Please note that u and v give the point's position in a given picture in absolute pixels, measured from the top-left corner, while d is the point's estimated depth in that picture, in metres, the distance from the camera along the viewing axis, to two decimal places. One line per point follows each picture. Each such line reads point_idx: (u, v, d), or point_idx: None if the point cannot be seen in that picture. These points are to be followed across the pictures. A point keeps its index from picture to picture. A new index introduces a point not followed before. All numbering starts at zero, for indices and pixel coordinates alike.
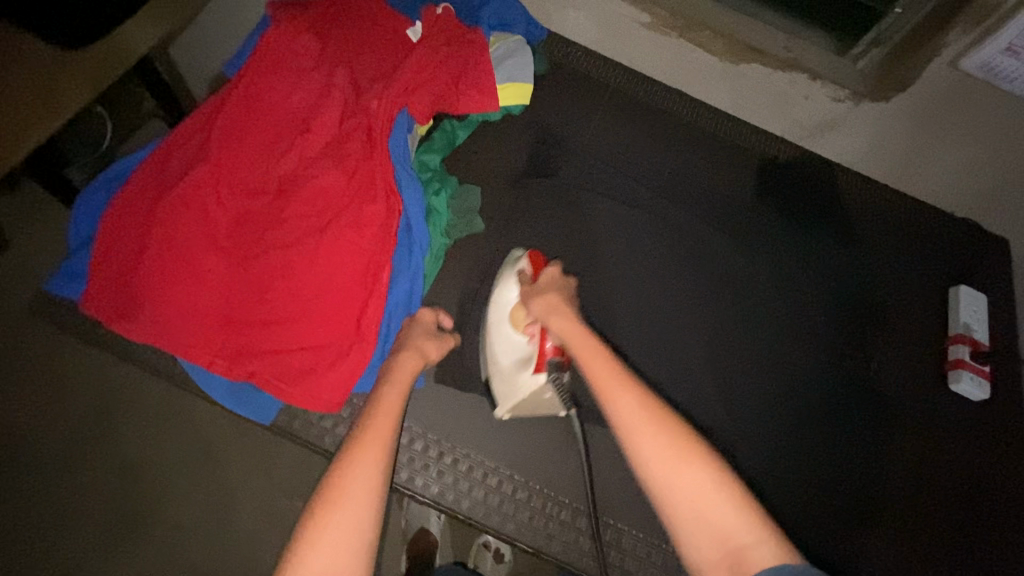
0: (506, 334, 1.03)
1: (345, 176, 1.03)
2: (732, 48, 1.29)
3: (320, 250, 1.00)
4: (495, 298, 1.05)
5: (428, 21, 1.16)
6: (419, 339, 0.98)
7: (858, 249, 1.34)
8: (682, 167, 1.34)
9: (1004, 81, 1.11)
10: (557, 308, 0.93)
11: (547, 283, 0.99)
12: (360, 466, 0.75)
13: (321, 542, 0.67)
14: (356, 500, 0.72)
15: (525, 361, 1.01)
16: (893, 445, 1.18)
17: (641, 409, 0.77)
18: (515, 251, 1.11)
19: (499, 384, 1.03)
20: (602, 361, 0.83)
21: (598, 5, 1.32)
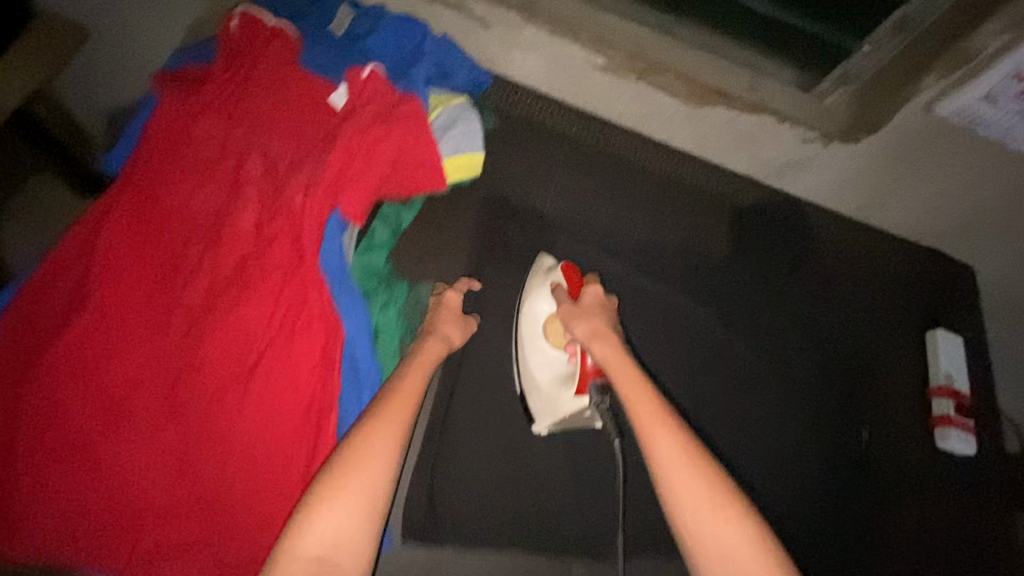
0: (541, 348, 0.98)
1: (271, 298, 0.86)
2: (696, 91, 1.18)
3: (248, 400, 0.82)
4: (525, 309, 1.00)
5: (354, 88, 0.99)
6: (447, 323, 0.93)
7: (837, 300, 1.24)
8: (650, 222, 1.23)
9: (976, 125, 1.07)
10: (602, 331, 0.90)
11: (590, 303, 0.94)
12: (378, 445, 0.74)
13: (333, 510, 0.69)
14: (369, 476, 0.71)
15: (566, 379, 0.96)
16: (892, 513, 1.08)
17: (673, 454, 0.77)
18: (544, 258, 1.05)
19: (539, 401, 0.97)
20: (645, 399, 0.82)
21: (548, 49, 1.18)
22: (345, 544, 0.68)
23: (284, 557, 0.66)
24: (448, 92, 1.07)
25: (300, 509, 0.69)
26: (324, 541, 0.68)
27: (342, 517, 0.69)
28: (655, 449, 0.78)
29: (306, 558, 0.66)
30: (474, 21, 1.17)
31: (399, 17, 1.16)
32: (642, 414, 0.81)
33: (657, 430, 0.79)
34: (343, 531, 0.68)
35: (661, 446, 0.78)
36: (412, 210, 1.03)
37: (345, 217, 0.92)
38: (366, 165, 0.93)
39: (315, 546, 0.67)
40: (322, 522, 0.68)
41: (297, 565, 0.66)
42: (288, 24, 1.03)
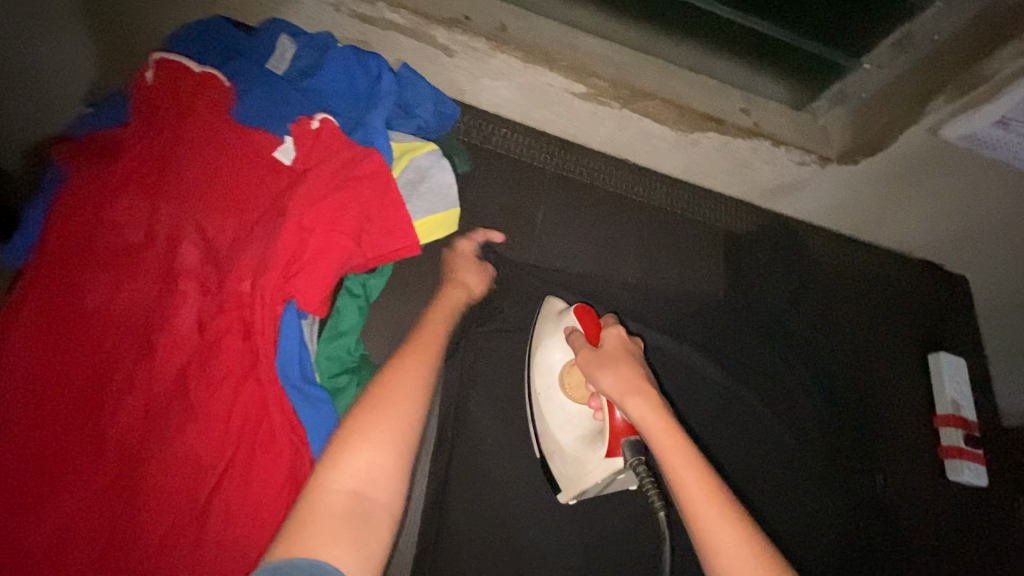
0: (560, 404, 0.89)
1: (219, 417, 0.71)
2: (684, 117, 1.07)
3: (199, 553, 0.64)
4: (537, 361, 0.91)
5: (305, 141, 0.87)
6: (462, 270, 0.97)
7: (837, 329, 1.17)
8: (642, 260, 1.16)
9: (986, 147, 0.99)
10: (634, 384, 0.74)
11: (615, 350, 0.80)
12: (408, 380, 0.73)
13: (369, 442, 0.65)
14: (401, 405, 0.70)
15: (593, 437, 0.85)
16: (913, 554, 1.00)
17: (737, 553, 0.62)
18: (553, 301, 0.96)
19: (563, 466, 0.86)
20: (698, 483, 0.66)
21: (520, 76, 1.05)
22: (380, 477, 0.64)
23: (319, 496, 0.61)
24: (414, 139, 0.96)
25: (332, 447, 0.65)
26: (360, 472, 0.63)
27: (378, 448, 0.65)
28: (713, 546, 0.63)
29: (339, 492, 0.62)
30: (436, 50, 1.03)
31: (348, 50, 1.00)
32: (696, 502, 0.65)
33: (714, 523, 0.64)
34: (378, 462, 0.65)
35: (721, 543, 0.63)
36: (381, 277, 0.92)
37: (301, 309, 0.79)
38: (324, 238, 0.80)
39: (351, 479, 0.63)
40: (358, 453, 0.64)
41: (334, 500, 0.61)
42: (218, 74, 0.88)
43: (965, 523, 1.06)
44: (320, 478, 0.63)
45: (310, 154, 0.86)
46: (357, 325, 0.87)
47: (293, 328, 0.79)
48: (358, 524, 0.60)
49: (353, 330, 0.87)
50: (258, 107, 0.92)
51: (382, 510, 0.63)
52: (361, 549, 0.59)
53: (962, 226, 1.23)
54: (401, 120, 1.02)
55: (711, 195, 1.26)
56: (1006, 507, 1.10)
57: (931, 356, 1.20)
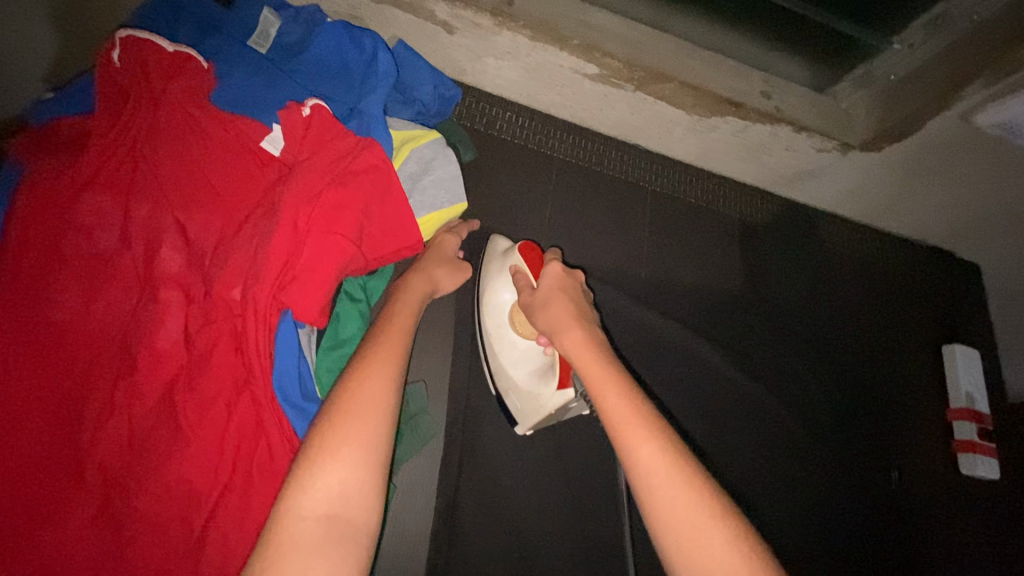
0: (511, 341, 0.84)
1: (213, 435, 0.65)
2: (702, 101, 1.00)
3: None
4: (485, 301, 0.86)
5: (296, 128, 0.78)
6: (436, 266, 0.80)
7: (851, 319, 1.13)
8: (657, 252, 1.10)
9: (1016, 135, 0.94)
10: (565, 321, 0.70)
11: (550, 285, 0.75)
12: (376, 379, 0.61)
13: (339, 458, 0.55)
14: (372, 415, 0.58)
15: (545, 370, 0.80)
16: (923, 536, 1.00)
17: (662, 474, 0.54)
18: (498, 240, 0.90)
19: (518, 402, 0.83)
20: (619, 398, 0.59)
21: (527, 54, 0.97)
22: (356, 495, 0.54)
23: (286, 523, 0.51)
24: (416, 126, 0.87)
25: (300, 465, 0.55)
26: (332, 492, 0.53)
27: (351, 462, 0.55)
28: (639, 469, 0.55)
29: (309, 518, 0.52)
30: (435, 27, 0.95)
31: (339, 26, 0.91)
32: (623, 428, 0.57)
33: (637, 438, 0.56)
34: (352, 481, 0.54)
35: (646, 466, 0.54)
36: (383, 278, 0.84)
37: (298, 319, 0.72)
38: (318, 237, 0.72)
39: (322, 501, 0.53)
40: (329, 473, 0.54)
41: (304, 528, 0.51)
42: (195, 53, 0.79)
43: (980, 518, 1.05)
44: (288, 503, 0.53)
45: (303, 144, 0.78)
46: (359, 332, 0.79)
47: (288, 343, 0.72)
48: (335, 550, 0.51)
49: (356, 337, 0.79)
50: (241, 90, 0.82)
51: (360, 531, 0.53)
52: None
53: (979, 214, 1.20)
54: (399, 105, 0.94)
55: (726, 182, 1.20)
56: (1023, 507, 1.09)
57: (947, 348, 1.17)
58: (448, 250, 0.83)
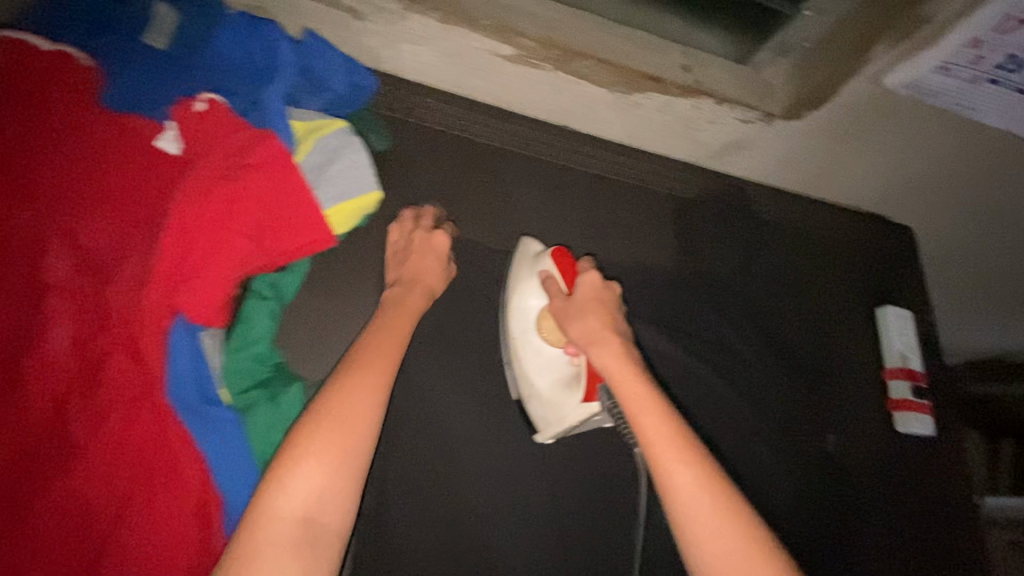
0: (536, 347, 0.88)
1: (113, 449, 0.62)
2: (622, 77, 1.00)
3: None
4: (511, 306, 0.89)
5: (190, 124, 0.75)
6: (431, 270, 0.84)
7: (787, 290, 1.15)
8: (589, 233, 1.09)
9: (927, 96, 0.96)
10: (601, 333, 0.80)
11: (586, 297, 0.84)
12: (361, 394, 0.68)
13: (320, 467, 0.64)
14: (353, 428, 0.66)
15: (571, 381, 0.87)
16: (860, 487, 1.05)
17: (696, 496, 0.67)
18: (529, 244, 0.93)
19: (540, 409, 0.88)
20: (658, 423, 0.71)
21: (440, 37, 0.95)
22: (331, 501, 0.64)
23: (266, 521, 0.61)
24: (322, 115, 0.84)
25: (279, 468, 0.63)
26: (309, 497, 0.63)
27: (327, 473, 0.64)
28: (671, 484, 0.68)
29: (287, 520, 0.61)
30: (343, 13, 0.92)
31: (240, 18, 0.88)
32: (657, 445, 0.70)
33: (675, 465, 0.68)
34: (327, 489, 0.63)
35: (678, 481, 0.67)
36: (294, 274, 0.80)
37: (193, 322, 0.69)
38: (216, 237, 0.69)
39: (300, 506, 0.62)
40: (305, 483, 0.63)
41: (283, 529, 0.61)
42: (78, 54, 0.76)
43: (916, 477, 1.10)
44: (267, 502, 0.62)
45: (197, 141, 0.74)
46: (267, 331, 0.75)
47: (181, 346, 0.68)
48: (307, 550, 0.61)
49: (265, 337, 0.75)
50: (133, 89, 0.79)
51: (330, 532, 0.63)
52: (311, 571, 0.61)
53: (907, 177, 1.21)
54: (308, 96, 0.92)
55: (658, 159, 1.19)
56: (961, 472, 1.13)
57: (878, 311, 1.20)
58: (441, 249, 0.86)
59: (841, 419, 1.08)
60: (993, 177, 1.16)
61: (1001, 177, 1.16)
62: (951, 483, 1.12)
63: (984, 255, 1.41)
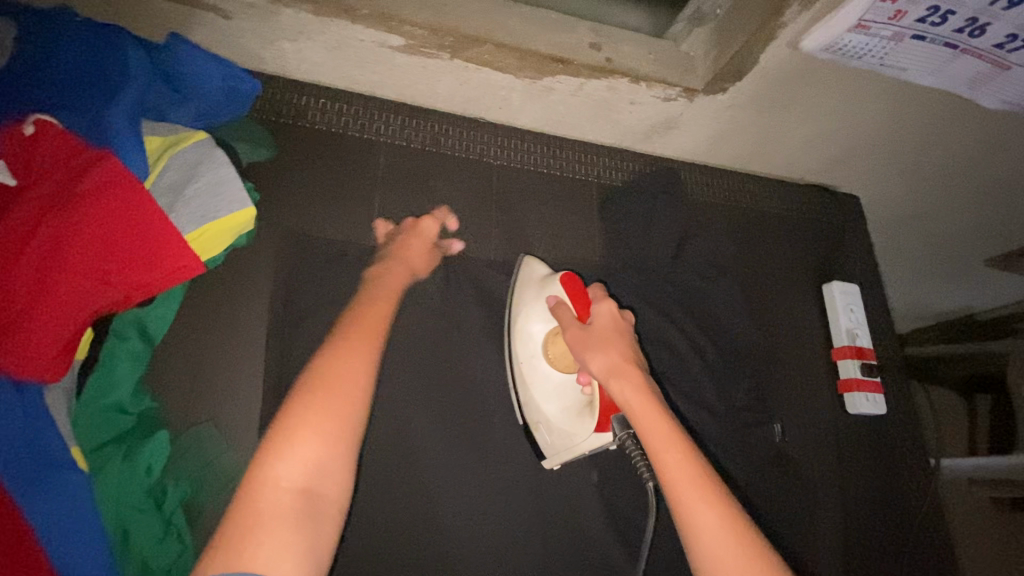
0: (545, 373, 0.82)
1: None
2: (526, 62, 0.92)
3: None
4: (516, 332, 0.84)
5: (18, 150, 0.66)
6: (417, 253, 0.87)
7: (727, 275, 1.10)
8: (508, 230, 1.02)
9: (851, 58, 0.89)
10: (625, 365, 0.69)
11: (607, 329, 0.73)
12: (355, 357, 0.64)
13: (320, 431, 0.57)
14: (350, 390, 0.61)
15: (582, 409, 0.79)
16: (811, 469, 1.01)
17: (721, 541, 0.58)
18: (532, 264, 0.87)
19: (550, 436, 0.82)
20: (679, 460, 0.62)
21: (319, 32, 0.86)
22: (332, 471, 0.57)
23: (264, 491, 0.53)
24: (182, 130, 0.78)
25: (280, 434, 0.56)
26: (309, 465, 0.56)
27: (327, 439, 0.57)
28: (693, 527, 0.59)
29: (288, 490, 0.54)
30: (207, 13, 0.83)
31: (88, 26, 0.80)
32: (682, 485, 0.61)
33: (698, 506, 0.60)
34: (328, 455, 0.57)
35: (701, 524, 0.59)
36: (163, 308, 0.73)
37: (22, 378, 0.60)
38: (51, 277, 0.61)
39: (300, 473, 0.55)
40: (305, 446, 0.56)
41: (281, 497, 0.53)
42: None
43: (869, 451, 1.06)
44: (263, 470, 0.54)
45: (25, 169, 0.66)
46: (131, 375, 0.69)
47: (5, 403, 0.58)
48: (305, 524, 0.53)
49: (127, 382, 0.68)
50: None
51: (330, 505, 0.56)
52: (311, 552, 0.52)
53: (847, 144, 1.15)
54: (174, 107, 0.83)
55: (583, 146, 1.13)
56: (919, 449, 1.09)
57: (825, 287, 1.14)
58: (430, 236, 0.90)
59: (784, 401, 1.05)
60: (934, 138, 1.11)
61: (941, 139, 1.11)
62: (907, 456, 1.08)
63: (933, 219, 1.36)
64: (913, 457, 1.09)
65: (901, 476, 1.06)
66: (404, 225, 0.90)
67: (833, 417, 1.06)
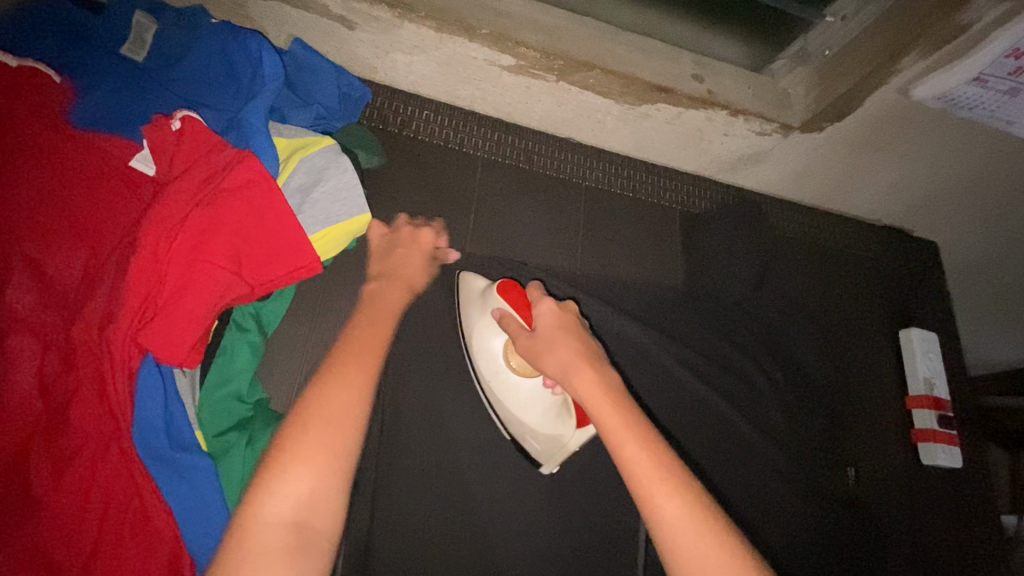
0: (513, 384, 0.78)
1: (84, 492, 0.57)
2: (629, 88, 0.93)
3: None
4: (476, 351, 0.81)
5: (166, 145, 0.71)
6: (414, 264, 0.79)
7: (806, 312, 1.09)
8: (593, 249, 1.04)
9: (961, 108, 0.89)
10: (575, 360, 0.62)
11: (551, 326, 0.67)
12: (341, 389, 0.56)
13: (305, 464, 0.51)
14: (341, 421, 0.54)
15: (560, 409, 0.76)
16: (886, 518, 0.98)
17: (688, 526, 0.51)
18: (470, 279, 0.85)
19: (536, 443, 0.78)
20: (639, 450, 0.55)
21: (434, 47, 0.89)
22: (322, 504, 0.51)
23: (249, 528, 0.49)
24: (308, 133, 0.81)
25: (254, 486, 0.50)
26: (296, 499, 0.50)
27: (316, 472, 0.51)
28: (660, 517, 0.52)
29: (275, 527, 0.49)
30: (332, 23, 0.87)
31: (224, 24, 0.83)
32: (640, 473, 0.54)
33: (662, 494, 0.52)
34: (318, 488, 0.51)
35: (667, 512, 0.52)
36: (279, 302, 0.76)
37: (163, 362, 0.65)
38: (187, 268, 0.65)
39: (288, 508, 0.50)
40: (292, 478, 0.50)
41: (267, 535, 0.48)
42: (44, 67, 0.70)
43: (943, 504, 1.03)
44: (251, 504, 0.50)
45: (173, 163, 0.70)
46: (247, 365, 0.72)
47: (152, 386, 0.64)
48: (298, 560, 0.49)
49: (244, 372, 0.71)
50: (109, 105, 0.74)
51: (323, 540, 0.51)
52: None
53: (934, 189, 1.14)
54: (296, 109, 0.86)
55: (666, 172, 1.14)
56: (989, 508, 1.07)
57: (903, 332, 1.13)
58: (428, 247, 0.83)
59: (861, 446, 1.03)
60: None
61: None
62: (979, 509, 1.06)
63: (1012, 269, 1.33)
64: (986, 512, 1.06)
65: (975, 530, 1.04)
66: (401, 235, 0.82)
67: (908, 467, 1.04)
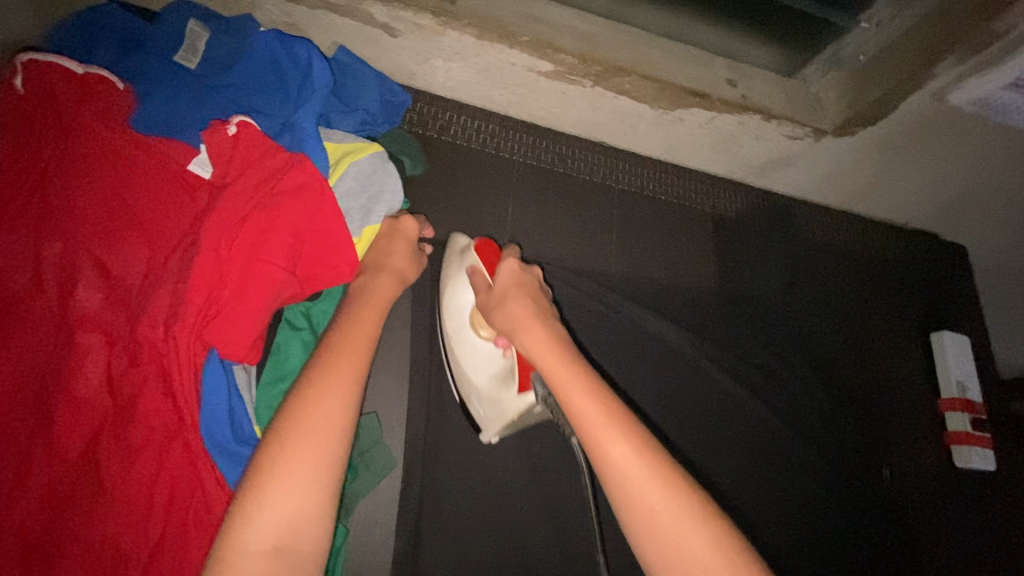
0: (472, 343, 0.79)
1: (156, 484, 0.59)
2: (663, 94, 0.94)
3: None
4: (445, 305, 0.81)
5: (223, 149, 0.73)
6: (399, 254, 0.75)
7: (837, 315, 1.09)
8: (627, 251, 1.05)
9: (996, 113, 0.89)
10: (524, 318, 0.66)
11: (508, 284, 0.71)
12: (337, 386, 0.56)
13: (290, 483, 0.50)
14: (326, 431, 0.53)
15: (507, 375, 0.76)
16: (923, 523, 0.97)
17: (637, 470, 0.51)
18: (456, 238, 0.85)
19: (480, 407, 0.78)
20: (584, 395, 0.56)
21: (474, 54, 0.91)
22: (306, 521, 0.50)
23: (230, 561, 0.47)
24: (356, 139, 0.83)
25: (247, 492, 0.49)
26: (280, 521, 0.49)
27: (300, 489, 0.50)
28: (610, 460, 0.52)
29: (257, 553, 0.47)
30: (376, 30, 0.89)
31: (274, 32, 0.85)
32: (588, 420, 0.55)
33: (609, 437, 0.53)
34: (302, 505, 0.50)
35: (615, 456, 0.52)
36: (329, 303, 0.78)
37: (225, 358, 0.67)
38: (248, 267, 0.67)
39: (270, 532, 0.48)
40: (276, 497, 0.49)
41: (251, 564, 0.47)
42: (107, 75, 0.73)
43: (978, 507, 1.03)
44: (232, 534, 0.48)
45: (230, 167, 0.73)
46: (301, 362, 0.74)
47: (215, 381, 0.66)
48: None
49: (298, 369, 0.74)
50: (166, 110, 0.77)
51: (309, 562, 0.49)
52: None
53: (964, 193, 1.14)
54: (341, 115, 0.88)
55: (697, 175, 1.15)
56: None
57: (934, 336, 1.14)
58: (411, 236, 0.78)
59: (894, 450, 1.02)
60: None
61: None
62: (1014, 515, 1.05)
63: None
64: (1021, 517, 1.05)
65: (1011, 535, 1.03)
66: (382, 228, 0.78)
67: (943, 471, 1.04)
